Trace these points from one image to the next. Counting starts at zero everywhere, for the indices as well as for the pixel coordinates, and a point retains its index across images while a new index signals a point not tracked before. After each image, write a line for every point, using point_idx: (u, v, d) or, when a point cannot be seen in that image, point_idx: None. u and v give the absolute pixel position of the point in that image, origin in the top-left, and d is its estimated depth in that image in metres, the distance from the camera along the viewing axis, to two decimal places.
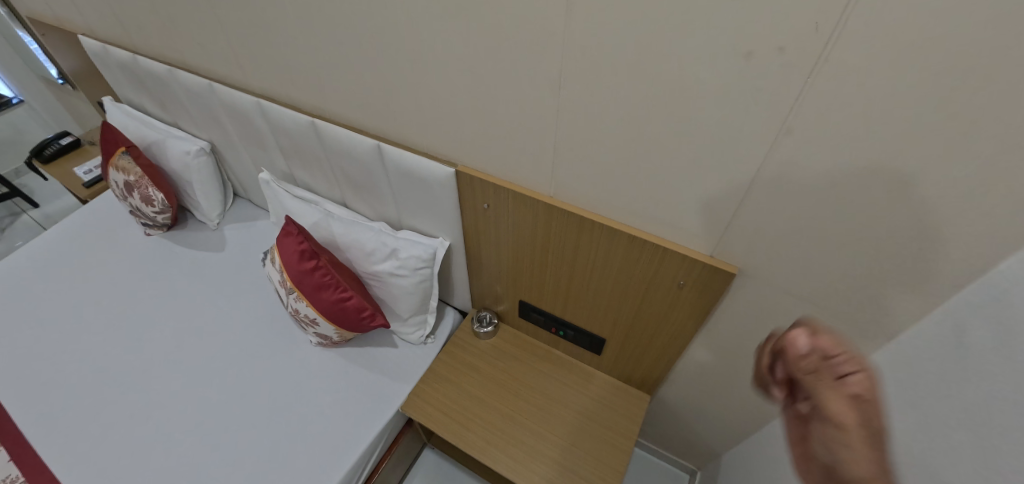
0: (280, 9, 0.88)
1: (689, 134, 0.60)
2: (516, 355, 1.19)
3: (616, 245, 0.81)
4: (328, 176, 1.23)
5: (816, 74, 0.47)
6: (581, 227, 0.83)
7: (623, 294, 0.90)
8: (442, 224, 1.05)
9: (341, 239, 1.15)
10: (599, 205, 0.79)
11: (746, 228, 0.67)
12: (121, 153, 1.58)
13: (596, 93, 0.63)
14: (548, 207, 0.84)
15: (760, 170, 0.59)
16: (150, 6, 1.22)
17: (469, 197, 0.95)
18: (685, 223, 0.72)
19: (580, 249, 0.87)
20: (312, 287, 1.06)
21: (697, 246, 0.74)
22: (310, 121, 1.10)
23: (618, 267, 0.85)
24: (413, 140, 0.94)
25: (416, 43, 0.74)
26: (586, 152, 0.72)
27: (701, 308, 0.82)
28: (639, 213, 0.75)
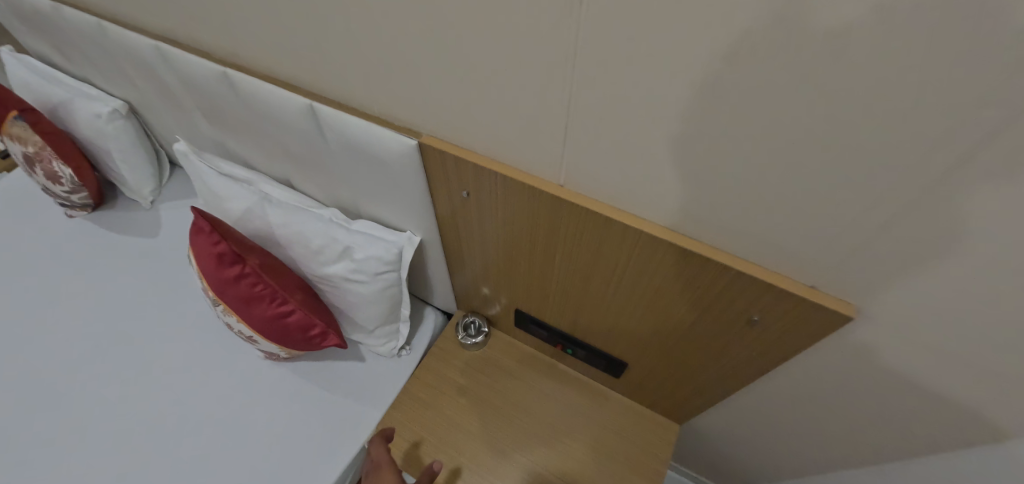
0: None
1: (828, 97, 0.31)
2: (510, 370, 0.96)
3: (655, 256, 0.54)
4: (262, 147, 0.94)
5: None
6: (603, 230, 0.55)
7: (660, 317, 0.64)
8: (408, 216, 0.77)
9: (280, 233, 0.87)
10: (634, 198, 0.51)
11: (907, 247, 0.38)
12: (12, 116, 1.25)
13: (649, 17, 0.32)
14: (554, 200, 0.56)
15: (963, 167, 0.30)
16: None
17: (440, 178, 0.66)
18: (775, 236, 0.45)
19: (601, 257, 0.60)
20: (241, 302, 0.80)
21: (787, 268, 0.47)
22: (222, 72, 0.79)
23: (657, 284, 0.58)
24: (355, 97, 0.64)
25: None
26: (621, 113, 0.41)
27: (776, 344, 0.57)
28: (701, 213, 0.47)
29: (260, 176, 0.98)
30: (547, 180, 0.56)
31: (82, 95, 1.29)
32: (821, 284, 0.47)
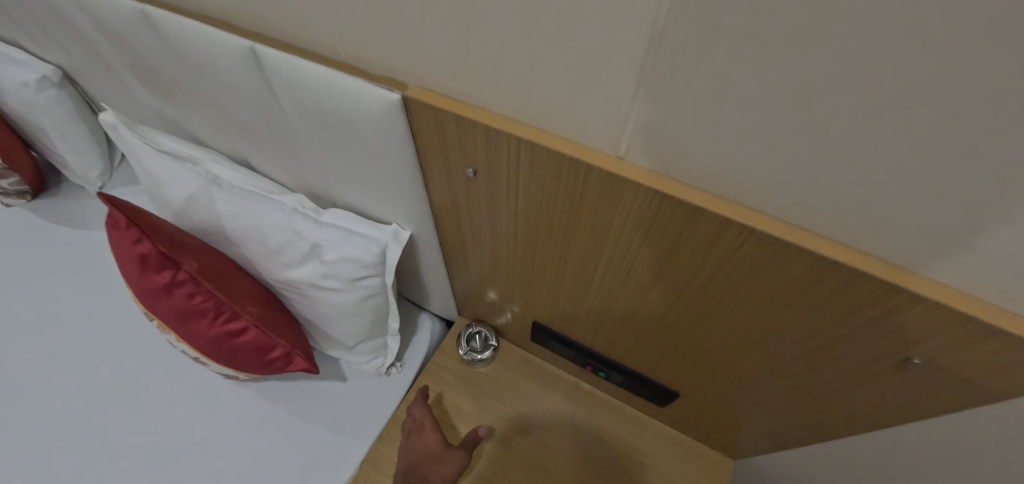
0: None
1: None
2: (526, 392, 0.78)
3: (772, 269, 0.34)
4: (207, 115, 0.73)
5: None
6: (689, 229, 0.35)
7: (751, 350, 0.45)
8: (392, 205, 0.58)
9: (231, 225, 0.68)
10: (755, 180, 0.30)
11: None
12: None
13: None
14: (612, 184, 0.35)
15: None
16: None
17: (435, 150, 0.45)
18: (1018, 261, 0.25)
19: (674, 266, 0.40)
20: (178, 318, 0.61)
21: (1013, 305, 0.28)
22: (138, 10, 0.58)
23: (759, 307, 0.39)
24: (310, 33, 0.44)
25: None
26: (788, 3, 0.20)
27: (935, 398, 0.38)
28: (892, 210, 0.26)
29: (208, 152, 0.77)
30: (603, 151, 0.35)
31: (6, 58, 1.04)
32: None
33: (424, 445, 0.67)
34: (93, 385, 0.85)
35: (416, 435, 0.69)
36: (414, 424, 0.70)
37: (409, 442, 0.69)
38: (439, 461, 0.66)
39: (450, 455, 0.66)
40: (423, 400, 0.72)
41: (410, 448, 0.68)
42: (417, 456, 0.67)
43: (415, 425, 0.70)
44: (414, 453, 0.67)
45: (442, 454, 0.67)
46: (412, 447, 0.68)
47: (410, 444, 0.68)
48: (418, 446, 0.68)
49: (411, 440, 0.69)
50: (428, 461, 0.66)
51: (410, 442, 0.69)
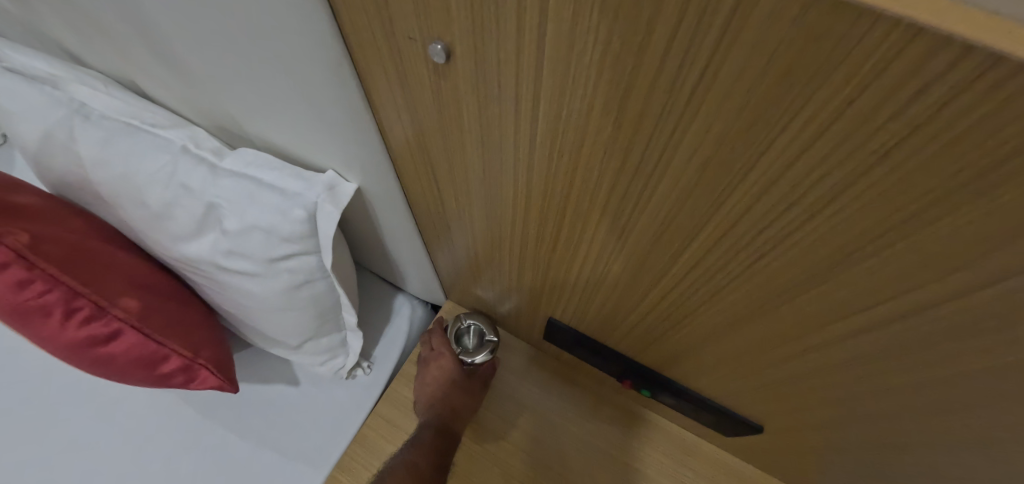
0: None
1: None
2: (536, 404, 0.57)
3: None
4: (50, 7, 0.48)
5: None
6: (1006, 175, 0.13)
7: (973, 412, 0.24)
8: (321, 138, 0.35)
9: (99, 177, 0.46)
10: None
11: None
12: None
13: None
14: (810, 45, 0.13)
15: None
16: None
17: (366, 14, 0.22)
18: None
19: (873, 258, 0.19)
20: (8, 318, 0.40)
21: None
22: None
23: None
24: None
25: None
26: None
27: None
28: None
29: (76, 69, 0.53)
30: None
31: None
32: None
33: (444, 374, 0.56)
34: None
35: (433, 365, 0.57)
36: (430, 353, 0.59)
37: (426, 373, 0.57)
38: (462, 392, 0.55)
39: (472, 387, 0.56)
40: (442, 328, 0.60)
41: (427, 380, 0.57)
42: (436, 387, 0.55)
43: (432, 355, 0.58)
44: (432, 385, 0.56)
45: (465, 383, 0.55)
46: (430, 377, 0.57)
47: (427, 375, 0.57)
48: (436, 377, 0.56)
49: (427, 370, 0.57)
50: (450, 392, 0.54)
51: (427, 373, 0.57)
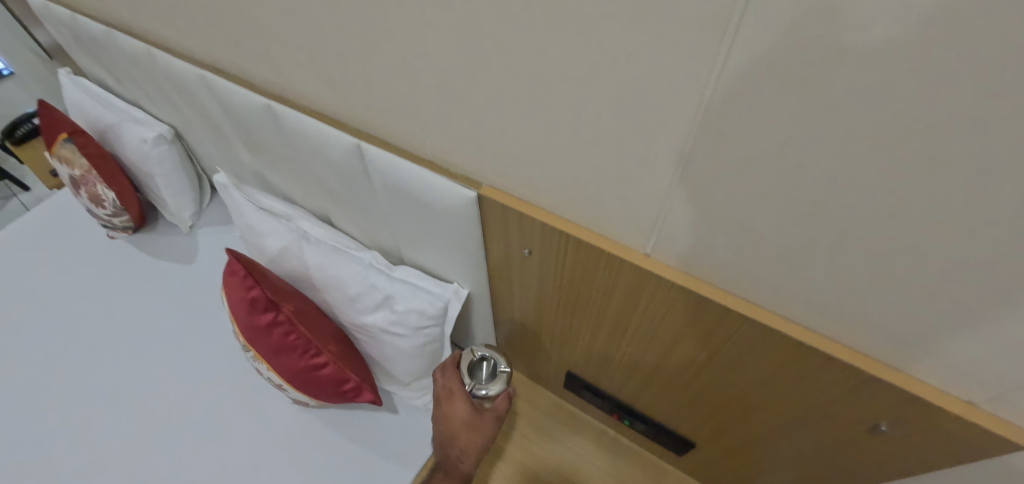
0: None
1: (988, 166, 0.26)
2: (559, 436, 0.85)
3: (751, 344, 0.48)
4: (303, 181, 0.90)
5: None
6: (689, 310, 0.50)
7: (753, 406, 0.55)
8: (454, 264, 0.70)
9: (317, 274, 0.82)
10: (731, 271, 0.44)
11: None
12: (62, 139, 1.27)
13: (779, 72, 0.28)
14: (634, 272, 0.50)
15: None
16: None
17: (497, 230, 0.60)
18: (892, 325, 0.38)
19: (681, 335, 0.54)
20: (272, 353, 0.74)
21: (916, 367, 0.40)
22: (263, 104, 0.75)
23: (761, 371, 0.50)
24: (409, 140, 0.60)
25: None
26: (733, 173, 0.36)
27: (897, 458, 0.48)
28: (812, 285, 0.40)
29: (298, 212, 0.94)
30: (627, 248, 0.50)
31: (134, 120, 1.32)
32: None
33: (459, 411, 0.70)
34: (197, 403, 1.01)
35: (449, 402, 0.72)
36: (446, 391, 0.73)
37: (443, 408, 0.72)
38: (475, 425, 0.70)
39: (483, 421, 0.70)
40: (456, 365, 0.73)
41: (445, 415, 0.71)
42: (453, 422, 0.70)
43: (447, 393, 0.72)
44: (449, 420, 0.71)
45: (477, 417, 0.70)
46: (447, 413, 0.71)
47: (445, 410, 0.72)
48: (451, 414, 0.71)
49: (444, 407, 0.72)
50: (465, 428, 0.70)
51: (444, 408, 0.72)
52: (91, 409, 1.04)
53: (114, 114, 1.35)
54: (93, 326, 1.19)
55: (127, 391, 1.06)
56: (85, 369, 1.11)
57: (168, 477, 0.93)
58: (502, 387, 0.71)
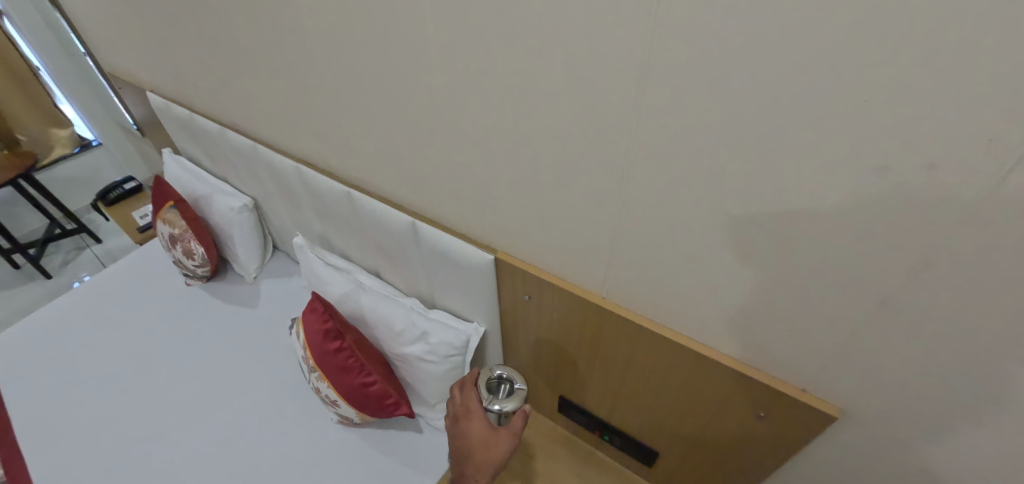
0: (338, 94, 0.93)
1: (736, 238, 0.58)
2: (555, 452, 1.10)
3: (676, 358, 0.77)
4: (363, 245, 1.20)
5: (875, 184, 0.44)
6: (636, 336, 0.79)
7: (684, 404, 0.82)
8: (475, 307, 0.98)
9: (369, 315, 1.08)
10: (653, 306, 0.74)
11: (803, 328, 0.61)
12: (168, 206, 1.64)
13: (647, 195, 0.61)
14: (603, 311, 0.80)
15: (813, 278, 0.55)
16: (219, 81, 1.35)
17: (508, 281, 0.89)
18: (739, 335, 0.68)
19: (635, 354, 0.82)
20: (334, 372, 0.98)
21: (756, 363, 0.69)
22: (346, 192, 1.11)
23: (681, 371, 0.78)
24: (451, 221, 0.93)
25: (456, 92, 0.70)
26: (640, 243, 0.67)
27: (767, 435, 0.75)
28: (693, 309, 0.70)
29: (357, 268, 1.24)
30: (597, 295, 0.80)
31: (223, 192, 1.69)
32: (834, 357, 0.61)
33: (478, 426, 0.83)
34: (264, 420, 1.27)
35: (470, 418, 0.85)
36: (467, 410, 0.86)
37: (465, 426, 0.85)
38: (492, 439, 0.82)
39: (498, 436, 0.82)
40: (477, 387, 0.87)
41: (466, 431, 0.84)
42: (473, 437, 0.83)
43: (469, 412, 0.86)
44: (468, 436, 0.83)
45: (494, 432, 0.83)
46: (466, 430, 0.84)
47: (466, 427, 0.84)
48: (470, 430, 0.84)
49: (465, 423, 0.85)
50: (482, 441, 0.82)
51: (466, 425, 0.85)
52: (184, 423, 1.31)
53: (206, 187, 1.72)
54: (183, 358, 1.48)
55: (211, 409, 1.33)
56: (180, 392, 1.40)
57: (242, 478, 1.17)
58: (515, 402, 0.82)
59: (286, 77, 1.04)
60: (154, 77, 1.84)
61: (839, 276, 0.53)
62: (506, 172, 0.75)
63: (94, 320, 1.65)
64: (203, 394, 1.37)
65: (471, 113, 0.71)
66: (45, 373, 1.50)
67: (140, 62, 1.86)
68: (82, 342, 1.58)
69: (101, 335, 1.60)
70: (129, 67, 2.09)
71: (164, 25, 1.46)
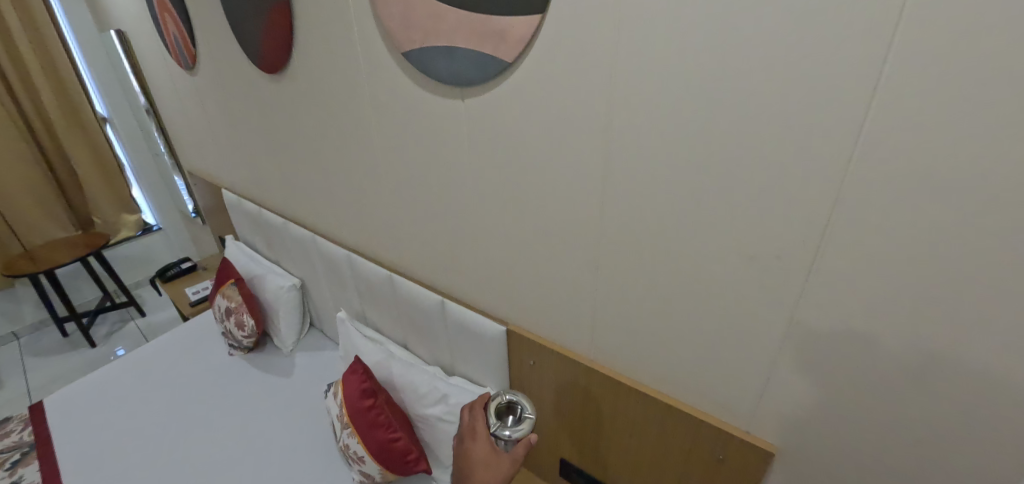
0: (400, 201, 1.27)
1: (682, 311, 0.81)
2: None
3: (652, 414, 0.95)
4: (395, 321, 1.44)
5: (756, 271, 0.70)
6: (618, 396, 0.98)
7: (664, 458, 0.98)
8: (490, 372, 1.19)
9: (398, 380, 1.27)
10: (631, 367, 0.95)
11: (739, 383, 0.80)
12: (230, 284, 1.94)
13: (620, 277, 0.87)
14: (592, 374, 1.00)
15: (735, 341, 0.77)
16: (297, 184, 1.73)
17: (517, 347, 1.11)
18: (695, 390, 0.87)
19: (620, 412, 1.00)
20: (365, 427, 1.15)
21: (712, 414, 0.87)
22: (387, 275, 1.39)
23: (657, 428, 0.95)
24: (475, 299, 1.18)
25: (494, 202, 1.03)
26: (617, 314, 0.91)
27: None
28: (660, 369, 0.90)
29: (388, 341, 1.46)
30: (588, 358, 1.01)
31: (276, 273, 1.98)
32: (765, 408, 0.80)
33: (483, 446, 0.96)
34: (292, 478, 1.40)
35: (476, 439, 0.98)
36: (475, 432, 0.99)
37: (473, 446, 0.97)
38: (495, 460, 0.93)
39: (500, 458, 0.93)
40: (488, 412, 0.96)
41: (474, 449, 0.96)
42: (479, 455, 0.95)
43: (476, 434, 0.99)
44: (475, 453, 0.95)
45: (496, 452, 0.94)
46: (472, 448, 0.96)
47: (474, 446, 0.97)
48: (476, 448, 0.96)
49: (472, 442, 0.98)
50: (486, 461, 0.93)
51: (473, 445, 0.97)
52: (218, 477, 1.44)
53: (261, 268, 2.02)
54: (221, 418, 1.64)
55: (245, 464, 1.46)
56: (217, 448, 1.54)
57: None
58: (524, 431, 0.89)
59: (359, 186, 1.41)
60: (233, 178, 2.27)
61: (751, 338, 0.75)
62: (524, 261, 1.03)
63: (146, 383, 1.85)
64: (238, 450, 1.51)
65: (502, 216, 1.03)
66: (97, 430, 1.66)
67: (225, 167, 2.30)
68: (132, 403, 1.76)
69: (152, 396, 1.78)
70: (211, 170, 2.55)
71: (256, 143, 1.88)
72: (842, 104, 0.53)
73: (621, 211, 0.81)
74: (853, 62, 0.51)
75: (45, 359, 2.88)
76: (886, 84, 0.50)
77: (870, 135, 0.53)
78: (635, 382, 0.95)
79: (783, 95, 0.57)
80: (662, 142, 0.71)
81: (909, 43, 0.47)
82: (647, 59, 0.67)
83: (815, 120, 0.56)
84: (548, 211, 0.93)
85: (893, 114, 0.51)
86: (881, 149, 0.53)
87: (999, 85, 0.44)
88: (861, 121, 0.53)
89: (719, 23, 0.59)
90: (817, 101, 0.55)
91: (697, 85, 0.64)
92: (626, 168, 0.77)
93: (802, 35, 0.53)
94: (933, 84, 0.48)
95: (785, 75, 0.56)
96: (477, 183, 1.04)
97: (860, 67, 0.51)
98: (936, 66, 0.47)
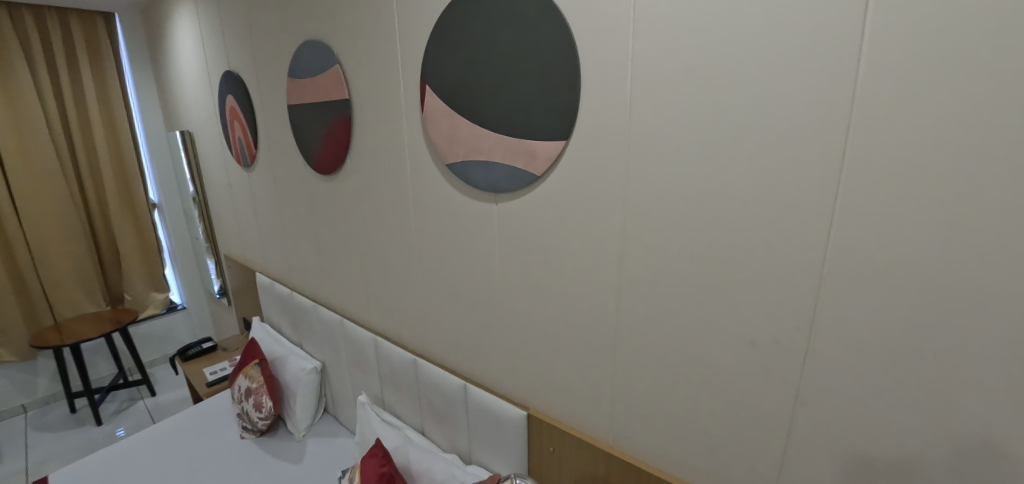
0: (431, 288, 1.40)
1: (695, 396, 0.87)
2: None
3: None
4: (415, 406, 1.47)
5: (759, 356, 0.78)
6: None
7: None
8: (509, 459, 1.20)
9: (416, 466, 1.28)
10: (650, 456, 0.97)
11: (756, 472, 0.83)
12: (253, 364, 2.00)
13: (636, 363, 0.95)
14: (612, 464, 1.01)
15: (749, 429, 0.82)
16: (332, 270, 1.88)
17: (538, 433, 1.14)
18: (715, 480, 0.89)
19: None
20: None
21: None
22: (411, 359, 1.46)
23: None
24: (498, 385, 1.25)
25: (519, 290, 1.14)
26: (634, 400, 0.97)
27: None
28: (679, 458, 0.93)
29: (407, 427, 1.49)
30: (608, 447, 1.04)
31: (299, 355, 2.05)
32: None
33: None
34: None
35: None
36: None
37: None
38: None
39: None
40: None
41: None
42: None
43: None
44: None
45: None
46: None
47: None
48: None
49: None
50: None
51: None
52: None
53: (284, 349, 2.09)
54: None
55: None
56: None
57: None
58: None
59: (393, 273, 1.55)
60: (269, 262, 2.44)
61: (764, 426, 0.80)
62: (545, 347, 1.11)
63: (154, 464, 1.82)
64: None
65: (525, 303, 1.13)
66: None
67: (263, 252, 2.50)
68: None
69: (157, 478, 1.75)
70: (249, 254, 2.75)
71: (298, 231, 2.08)
72: (811, 216, 0.68)
73: (635, 300, 0.92)
74: (815, 183, 0.67)
75: (48, 435, 2.83)
76: (840, 200, 0.65)
77: (837, 238, 0.66)
78: (655, 470, 0.97)
79: (765, 208, 0.72)
80: (669, 243, 0.85)
81: (853, 171, 0.64)
82: (655, 174, 0.84)
83: (791, 228, 0.70)
84: (567, 299, 1.04)
85: (850, 225, 0.65)
86: (847, 252, 0.66)
87: (927, 201, 0.59)
88: (828, 226, 0.67)
89: (710, 150, 0.76)
90: (791, 213, 0.70)
91: (693, 197, 0.80)
92: (639, 263, 0.90)
93: (774, 162, 0.70)
94: (878, 199, 0.62)
95: (765, 190, 0.72)
96: (505, 274, 1.16)
97: (820, 188, 0.67)
98: (877, 187, 0.62)
